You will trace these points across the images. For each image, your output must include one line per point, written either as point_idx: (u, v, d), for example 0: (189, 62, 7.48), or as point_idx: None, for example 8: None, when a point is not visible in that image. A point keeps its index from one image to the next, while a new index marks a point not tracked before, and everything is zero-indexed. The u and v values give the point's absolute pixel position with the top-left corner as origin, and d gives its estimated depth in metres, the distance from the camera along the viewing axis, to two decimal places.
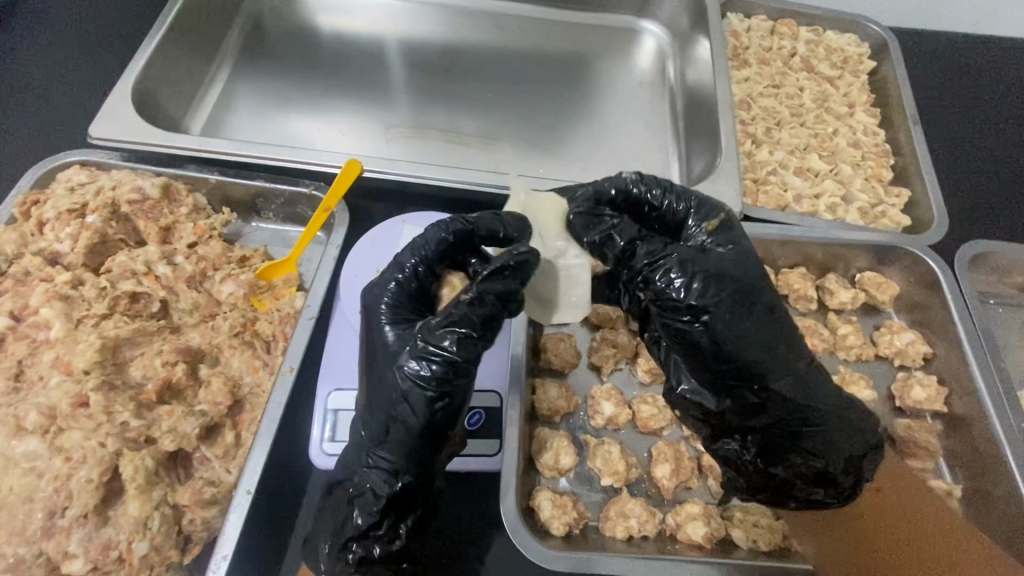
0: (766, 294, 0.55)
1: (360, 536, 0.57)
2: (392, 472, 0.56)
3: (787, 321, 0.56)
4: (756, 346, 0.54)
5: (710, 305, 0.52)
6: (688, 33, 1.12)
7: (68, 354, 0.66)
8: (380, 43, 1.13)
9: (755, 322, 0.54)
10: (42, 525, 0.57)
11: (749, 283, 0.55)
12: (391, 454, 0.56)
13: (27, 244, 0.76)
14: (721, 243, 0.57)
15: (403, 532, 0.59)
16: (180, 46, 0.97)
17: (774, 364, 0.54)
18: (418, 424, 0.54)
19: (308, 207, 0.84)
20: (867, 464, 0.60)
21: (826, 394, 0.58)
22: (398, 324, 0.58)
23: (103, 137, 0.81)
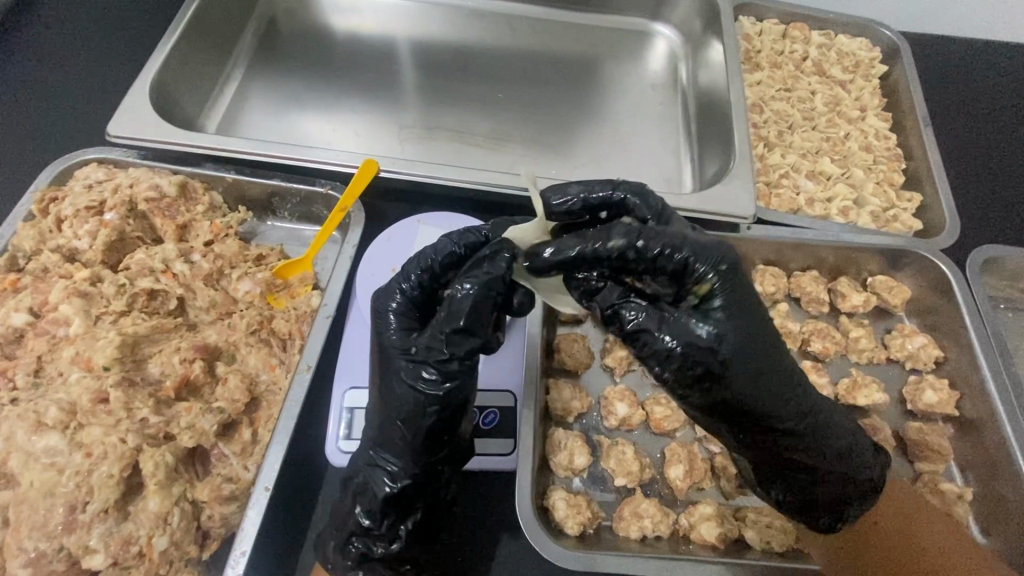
0: (761, 363, 0.51)
1: (362, 532, 0.59)
2: (394, 475, 0.58)
3: (784, 381, 0.53)
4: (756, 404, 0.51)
5: (686, 380, 0.50)
6: (700, 37, 1.13)
7: (89, 351, 0.66)
8: (393, 44, 1.14)
9: (754, 384, 0.51)
10: (62, 520, 0.57)
11: (751, 343, 0.51)
12: (395, 455, 0.59)
13: (46, 241, 0.76)
14: (713, 312, 0.50)
15: (402, 534, 0.60)
16: (196, 45, 0.98)
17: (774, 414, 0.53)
18: (422, 424, 0.57)
19: (324, 206, 0.84)
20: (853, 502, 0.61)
21: (828, 439, 0.57)
22: (403, 330, 0.59)
23: (118, 134, 0.81)
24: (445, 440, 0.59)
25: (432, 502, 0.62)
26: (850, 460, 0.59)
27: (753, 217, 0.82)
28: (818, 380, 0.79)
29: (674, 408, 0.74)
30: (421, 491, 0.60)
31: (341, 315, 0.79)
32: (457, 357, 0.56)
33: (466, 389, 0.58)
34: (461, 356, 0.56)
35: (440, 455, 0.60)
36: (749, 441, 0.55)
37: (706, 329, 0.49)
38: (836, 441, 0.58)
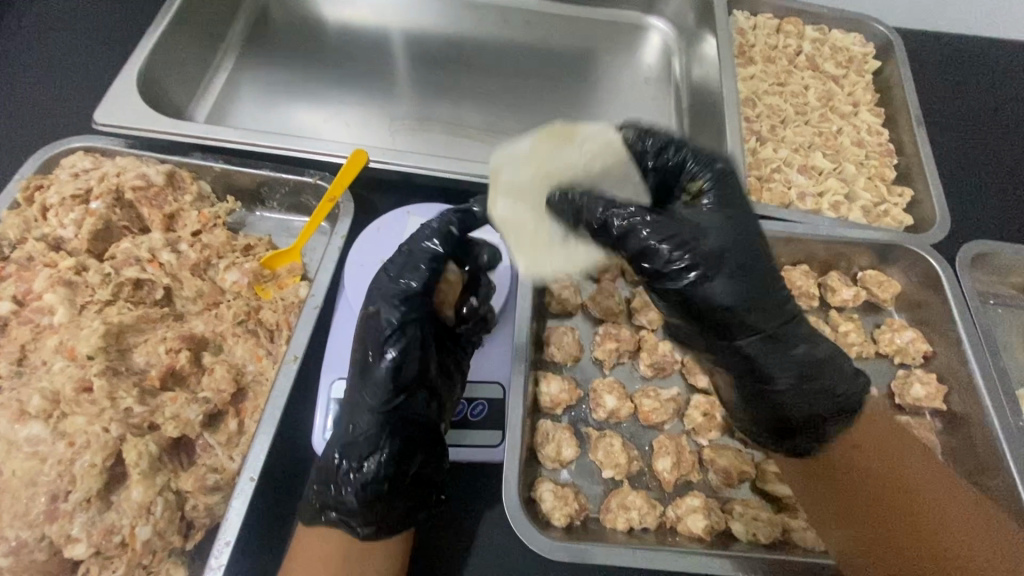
0: (761, 262, 0.54)
1: (324, 482, 0.61)
2: (354, 416, 0.62)
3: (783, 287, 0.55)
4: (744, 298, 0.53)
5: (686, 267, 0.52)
6: (694, 30, 1.12)
7: (72, 340, 0.66)
8: (386, 35, 1.13)
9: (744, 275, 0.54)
10: (44, 509, 0.57)
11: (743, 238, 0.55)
12: (354, 397, 0.63)
13: (31, 230, 0.75)
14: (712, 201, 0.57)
15: (348, 495, 0.59)
16: (185, 34, 0.97)
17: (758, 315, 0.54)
18: (371, 370, 0.62)
19: (313, 196, 0.84)
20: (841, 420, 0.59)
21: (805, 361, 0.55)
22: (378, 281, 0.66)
23: (106, 122, 0.80)
24: (399, 391, 0.62)
25: (397, 468, 0.60)
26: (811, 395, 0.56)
27: None
28: None
29: (663, 400, 0.74)
30: (385, 452, 0.60)
31: (329, 306, 0.78)
32: (395, 308, 0.63)
33: (413, 342, 0.63)
34: (403, 313, 0.63)
35: (396, 407, 0.62)
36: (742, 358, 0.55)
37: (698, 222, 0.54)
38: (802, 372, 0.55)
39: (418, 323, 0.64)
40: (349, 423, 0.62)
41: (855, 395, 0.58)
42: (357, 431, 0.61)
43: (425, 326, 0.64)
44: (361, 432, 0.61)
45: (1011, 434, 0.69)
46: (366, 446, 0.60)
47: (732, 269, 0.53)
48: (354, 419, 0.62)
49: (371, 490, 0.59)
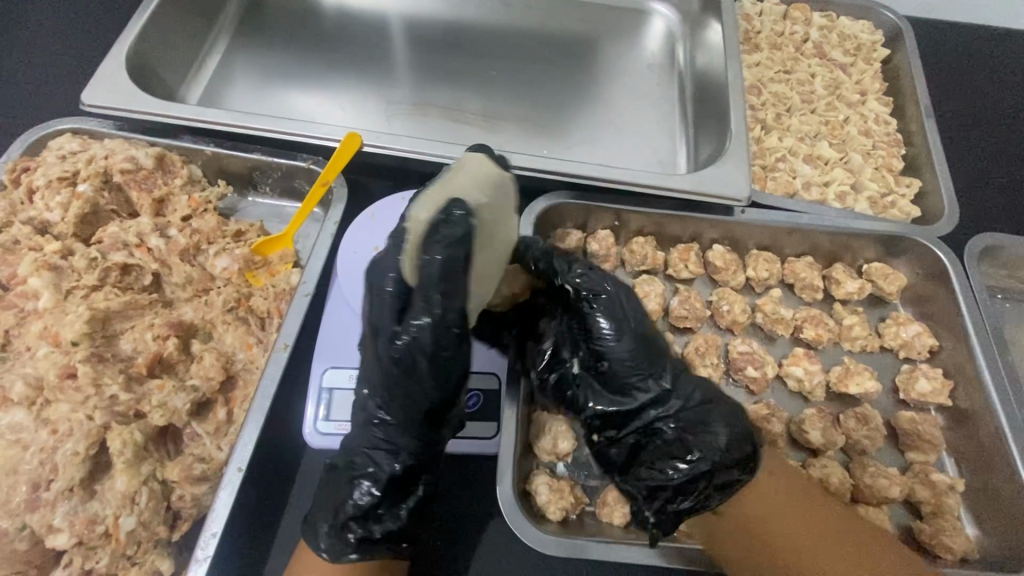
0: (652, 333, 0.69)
1: (359, 515, 0.57)
2: (394, 451, 0.59)
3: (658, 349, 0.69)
4: (630, 355, 0.66)
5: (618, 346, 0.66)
6: (699, 16, 1.10)
7: (57, 325, 0.64)
8: (383, 19, 1.10)
9: (627, 333, 0.67)
10: (26, 498, 0.56)
11: (621, 309, 0.69)
12: (392, 431, 0.60)
13: (17, 213, 0.74)
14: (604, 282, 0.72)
15: (403, 513, 0.59)
16: (176, 15, 0.95)
17: (644, 370, 0.66)
18: (421, 392, 0.58)
19: (306, 182, 0.82)
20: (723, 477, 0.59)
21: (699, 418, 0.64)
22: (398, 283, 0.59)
23: (93, 103, 0.77)
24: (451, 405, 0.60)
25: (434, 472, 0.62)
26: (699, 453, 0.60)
27: (747, 199, 0.79)
28: (810, 367, 0.77)
29: None
30: (410, 456, 0.59)
31: (321, 294, 0.76)
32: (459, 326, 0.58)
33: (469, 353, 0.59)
34: (437, 315, 0.56)
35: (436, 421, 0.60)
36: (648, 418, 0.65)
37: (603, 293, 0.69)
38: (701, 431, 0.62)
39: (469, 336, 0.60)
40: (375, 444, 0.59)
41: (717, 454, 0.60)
42: (379, 442, 0.60)
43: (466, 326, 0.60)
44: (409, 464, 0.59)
45: (1019, 430, 0.67)
46: (393, 457, 0.59)
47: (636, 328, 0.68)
48: (374, 426, 0.60)
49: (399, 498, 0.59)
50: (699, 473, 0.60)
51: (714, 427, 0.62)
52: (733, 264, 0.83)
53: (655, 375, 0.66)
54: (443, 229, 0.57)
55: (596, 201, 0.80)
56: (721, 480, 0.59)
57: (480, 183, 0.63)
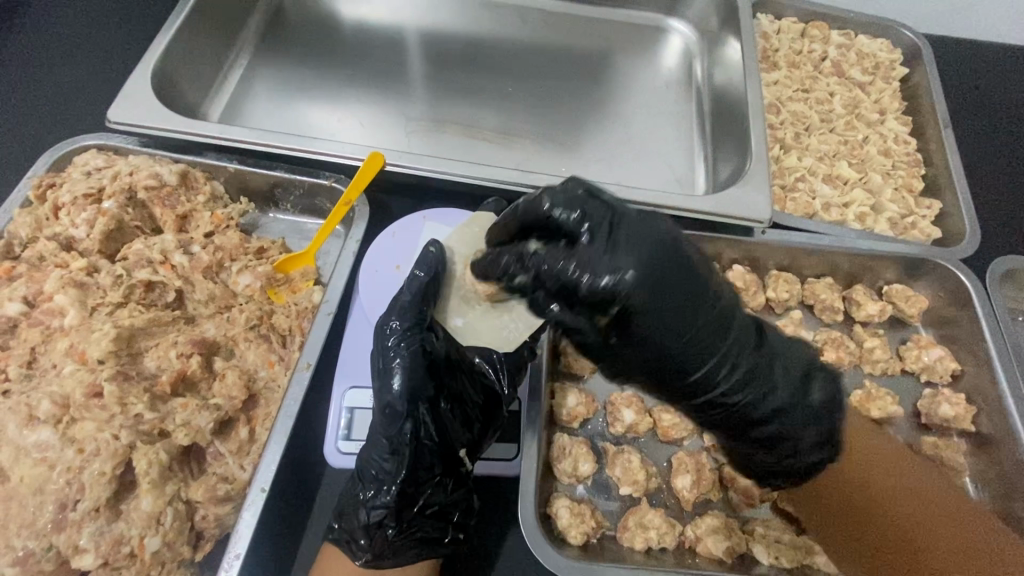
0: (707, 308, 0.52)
1: (336, 521, 0.60)
2: (368, 465, 0.60)
3: (721, 322, 0.53)
4: (674, 354, 0.52)
5: (620, 356, 0.53)
6: (717, 34, 1.10)
7: (83, 343, 0.65)
8: (401, 34, 1.11)
9: (661, 348, 0.52)
10: (53, 518, 0.56)
11: (655, 307, 0.49)
12: (370, 441, 0.61)
13: (43, 228, 0.74)
14: (607, 281, 0.48)
15: (364, 534, 0.58)
16: (200, 31, 0.96)
17: (693, 357, 0.52)
18: (385, 397, 0.61)
19: (327, 199, 0.82)
20: (809, 452, 0.59)
21: (779, 387, 0.57)
22: (401, 320, 0.63)
23: (118, 120, 0.78)
24: (409, 414, 0.60)
25: (409, 494, 0.59)
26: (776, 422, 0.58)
27: (769, 221, 0.79)
28: None
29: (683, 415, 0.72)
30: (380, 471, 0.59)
31: (342, 312, 0.77)
32: (399, 322, 0.63)
33: (417, 349, 0.62)
34: (397, 318, 0.63)
35: (403, 434, 0.59)
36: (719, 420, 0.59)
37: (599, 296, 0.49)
38: (772, 402, 0.57)
39: (418, 335, 0.63)
40: (366, 461, 0.60)
41: (802, 423, 0.58)
42: (365, 460, 0.61)
43: (436, 327, 0.65)
44: (377, 481, 0.59)
45: None
46: (376, 475, 0.59)
47: (648, 342, 0.51)
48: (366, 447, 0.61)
49: (384, 522, 0.58)
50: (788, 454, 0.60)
51: (789, 414, 0.58)
52: (754, 286, 0.83)
53: (704, 370, 0.53)
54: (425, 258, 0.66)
55: None
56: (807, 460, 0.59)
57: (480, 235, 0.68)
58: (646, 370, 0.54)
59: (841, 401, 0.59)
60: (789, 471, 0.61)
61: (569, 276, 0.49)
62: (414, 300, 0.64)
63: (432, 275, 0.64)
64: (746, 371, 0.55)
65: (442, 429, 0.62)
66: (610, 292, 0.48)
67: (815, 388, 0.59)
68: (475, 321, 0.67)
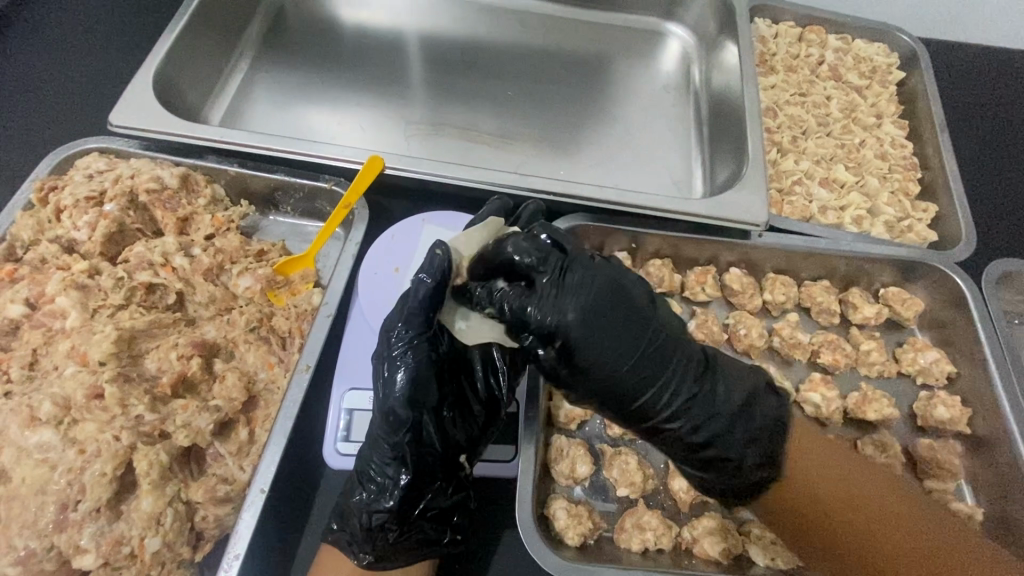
0: (648, 340, 0.58)
1: (336, 521, 0.61)
2: (370, 469, 0.60)
3: (665, 354, 0.58)
4: (621, 381, 0.56)
5: (571, 384, 0.58)
6: (714, 38, 1.11)
7: (84, 345, 0.65)
8: (401, 38, 1.12)
9: (604, 377, 0.56)
10: (53, 519, 0.56)
11: (597, 337, 0.56)
12: (372, 446, 0.61)
13: (45, 231, 0.75)
14: (550, 312, 0.56)
15: (365, 536, 0.59)
16: (201, 35, 0.97)
17: (637, 385, 0.57)
18: (387, 403, 0.60)
19: (327, 202, 0.83)
20: (757, 470, 0.59)
21: (723, 409, 0.59)
22: (407, 325, 0.61)
23: (120, 123, 0.79)
24: (414, 422, 0.60)
25: (410, 498, 0.60)
26: (720, 442, 0.59)
27: (765, 224, 0.79)
28: (828, 393, 0.77)
29: None
30: (382, 475, 0.60)
31: (341, 314, 0.77)
32: (405, 328, 0.61)
33: (423, 357, 0.61)
34: (403, 322, 0.61)
35: (407, 442, 0.59)
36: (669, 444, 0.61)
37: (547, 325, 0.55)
38: (714, 425, 0.59)
39: (425, 341, 0.61)
40: (367, 465, 0.61)
41: (749, 441, 0.59)
42: (367, 464, 0.61)
43: (441, 335, 0.63)
44: (380, 485, 0.59)
45: None
46: (378, 479, 0.60)
47: (598, 368, 0.55)
48: (367, 451, 0.61)
49: (385, 526, 0.59)
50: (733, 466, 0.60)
51: (733, 432, 0.59)
52: (751, 288, 0.83)
53: (653, 394, 0.57)
54: (432, 259, 0.60)
55: (612, 224, 0.80)
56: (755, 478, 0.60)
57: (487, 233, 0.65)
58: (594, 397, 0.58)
59: (785, 422, 0.61)
60: (733, 493, 0.61)
61: (523, 311, 0.56)
62: (422, 305, 0.61)
63: (440, 280, 0.60)
64: (691, 396, 0.58)
65: (445, 435, 0.62)
66: (552, 327, 0.56)
67: (761, 407, 0.61)
68: (479, 324, 0.63)
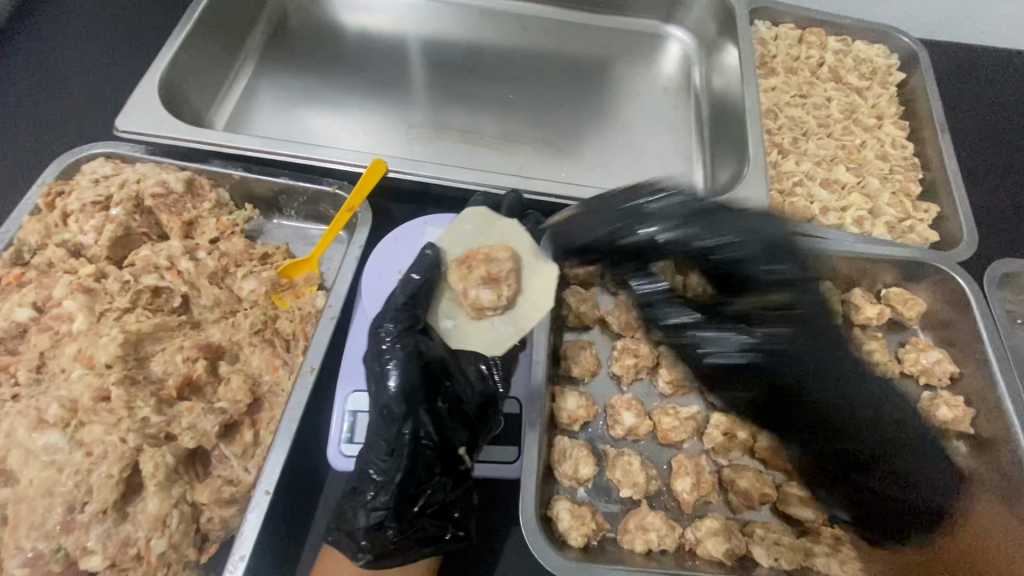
0: (789, 265, 0.66)
1: (337, 522, 0.61)
2: (368, 465, 0.61)
3: (806, 291, 0.66)
4: (750, 303, 0.66)
5: (729, 318, 0.67)
6: (715, 41, 1.12)
7: (91, 348, 0.66)
8: (403, 42, 1.13)
9: (750, 282, 0.66)
10: (60, 521, 0.57)
11: (746, 257, 0.66)
12: (370, 444, 0.62)
13: (51, 235, 0.75)
14: (665, 226, 0.68)
15: (367, 532, 0.59)
16: (206, 41, 0.98)
17: (761, 321, 0.66)
18: (382, 400, 0.62)
19: (330, 206, 0.84)
20: (900, 459, 0.65)
21: (838, 369, 0.67)
22: (398, 328, 0.65)
23: (127, 129, 0.80)
24: (409, 416, 0.61)
25: (409, 494, 0.60)
26: (839, 411, 0.65)
27: None
28: None
29: (683, 419, 0.73)
30: (381, 472, 0.60)
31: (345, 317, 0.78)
32: (394, 326, 0.65)
33: (413, 352, 0.64)
34: (394, 323, 0.65)
35: (403, 437, 0.61)
36: (794, 418, 0.66)
37: (669, 242, 0.68)
38: (823, 372, 0.66)
39: (413, 337, 0.65)
40: (365, 465, 0.61)
41: (870, 423, 0.66)
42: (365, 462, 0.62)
43: (430, 330, 0.68)
44: (379, 481, 0.60)
45: None
46: (376, 476, 0.60)
47: (747, 291, 0.66)
48: (365, 448, 0.62)
49: (384, 523, 0.59)
50: (867, 461, 0.64)
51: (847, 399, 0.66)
52: None
53: (776, 322, 0.65)
54: (420, 257, 0.71)
55: None
56: (891, 462, 0.64)
57: (473, 235, 0.74)
58: (749, 340, 0.65)
59: (911, 415, 0.69)
60: (886, 497, 0.64)
61: (654, 230, 0.68)
62: (407, 302, 0.67)
63: (427, 275, 0.69)
64: (812, 326, 0.66)
65: (441, 428, 0.63)
66: (654, 236, 0.68)
67: (885, 407, 0.68)
68: (465, 325, 0.70)
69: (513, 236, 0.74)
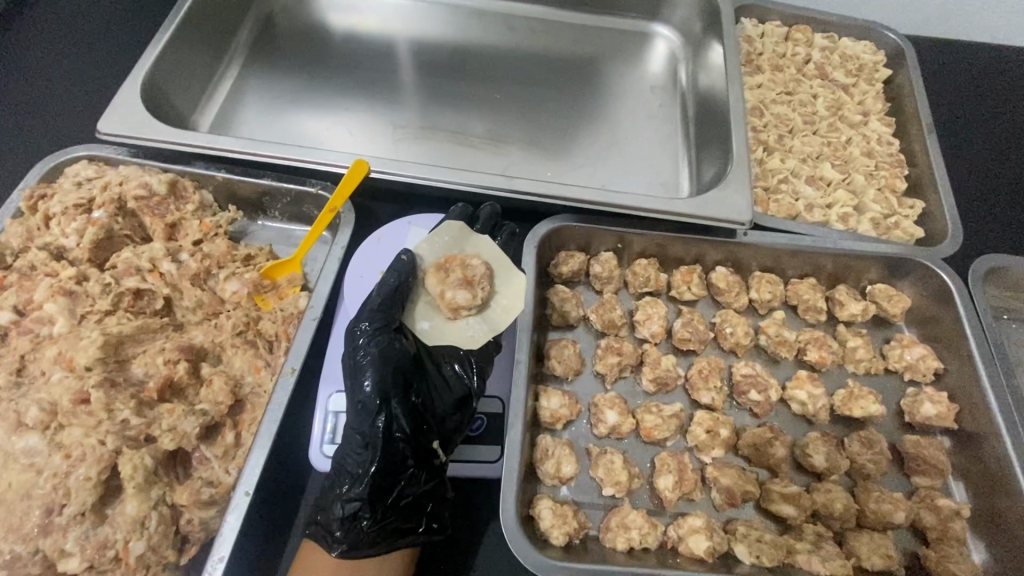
0: None
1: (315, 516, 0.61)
2: (344, 459, 0.61)
3: None
4: None
5: None
6: (701, 39, 1.12)
7: (70, 350, 0.65)
8: (390, 43, 1.12)
9: None
10: (38, 523, 0.57)
11: None
12: (346, 439, 0.62)
13: (33, 238, 0.76)
14: None
15: (343, 524, 0.58)
16: (191, 43, 0.98)
17: None
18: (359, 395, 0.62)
19: (314, 206, 0.84)
20: None
21: None
22: (372, 324, 0.65)
23: (108, 130, 0.79)
24: (382, 409, 0.61)
25: (384, 486, 0.60)
26: None
27: (750, 222, 0.79)
28: (814, 390, 0.76)
29: (665, 416, 0.73)
30: (355, 465, 0.60)
31: (328, 317, 0.78)
32: (369, 324, 0.65)
33: (387, 348, 0.64)
34: (368, 319, 0.66)
35: (376, 430, 0.61)
36: None
37: None
38: None
39: (388, 335, 0.65)
40: (343, 460, 0.61)
41: None
42: (342, 457, 0.61)
43: (405, 330, 0.67)
44: (354, 474, 0.60)
45: None
46: (352, 469, 0.60)
47: None
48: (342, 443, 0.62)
49: (358, 514, 0.58)
50: None
51: None
52: (738, 287, 0.84)
53: None
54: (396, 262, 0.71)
55: (594, 223, 0.80)
56: None
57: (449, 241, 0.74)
58: None
59: None
60: None
61: None
62: (383, 303, 0.67)
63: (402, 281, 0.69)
64: None
65: (416, 421, 0.62)
66: None
67: None
68: (441, 326, 0.70)
69: (484, 245, 0.75)
